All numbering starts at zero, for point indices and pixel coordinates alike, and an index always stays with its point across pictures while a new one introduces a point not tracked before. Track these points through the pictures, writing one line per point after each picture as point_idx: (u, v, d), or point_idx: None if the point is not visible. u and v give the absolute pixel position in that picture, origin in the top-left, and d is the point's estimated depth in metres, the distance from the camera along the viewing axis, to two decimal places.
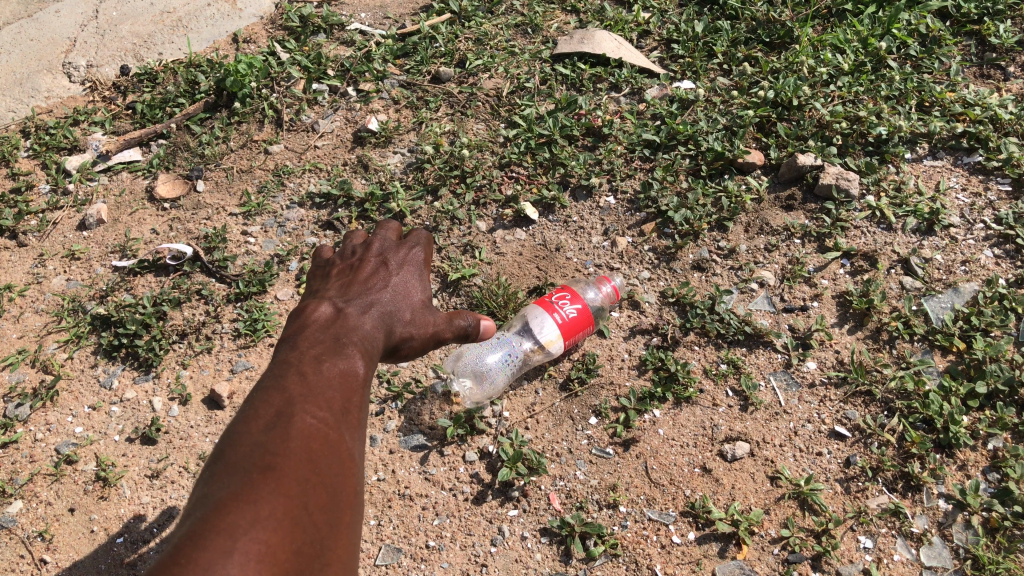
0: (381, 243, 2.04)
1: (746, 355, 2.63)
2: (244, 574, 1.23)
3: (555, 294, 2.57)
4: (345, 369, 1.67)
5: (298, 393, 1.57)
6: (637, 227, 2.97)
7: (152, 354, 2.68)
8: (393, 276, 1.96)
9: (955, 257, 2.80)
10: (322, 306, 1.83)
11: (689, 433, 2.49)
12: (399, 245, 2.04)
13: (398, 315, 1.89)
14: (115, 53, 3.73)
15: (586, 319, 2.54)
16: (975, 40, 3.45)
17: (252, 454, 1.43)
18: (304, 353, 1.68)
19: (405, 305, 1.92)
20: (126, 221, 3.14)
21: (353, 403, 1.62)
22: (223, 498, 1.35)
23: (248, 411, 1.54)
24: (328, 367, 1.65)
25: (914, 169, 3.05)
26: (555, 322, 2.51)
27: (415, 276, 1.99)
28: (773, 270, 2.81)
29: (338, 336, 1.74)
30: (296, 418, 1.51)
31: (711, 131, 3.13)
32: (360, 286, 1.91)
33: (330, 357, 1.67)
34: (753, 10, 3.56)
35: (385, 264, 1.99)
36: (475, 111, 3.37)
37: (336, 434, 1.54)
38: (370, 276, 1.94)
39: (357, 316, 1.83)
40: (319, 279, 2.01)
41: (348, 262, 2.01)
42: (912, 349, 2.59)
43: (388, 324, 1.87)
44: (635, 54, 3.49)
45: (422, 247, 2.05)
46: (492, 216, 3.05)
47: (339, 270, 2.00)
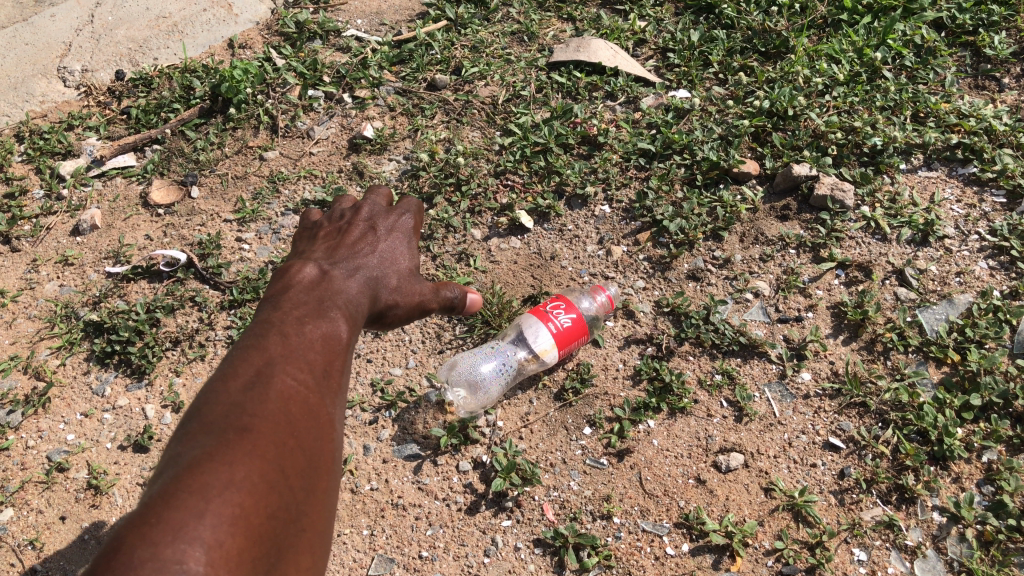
0: (370, 207, 2.03)
1: (740, 365, 2.62)
2: (216, 536, 1.22)
3: (549, 303, 2.57)
4: (327, 332, 1.66)
5: (278, 353, 1.56)
6: (632, 236, 2.97)
7: (145, 362, 2.67)
8: (380, 241, 1.95)
9: (950, 268, 2.81)
10: (308, 268, 1.82)
11: (683, 443, 2.48)
12: (389, 211, 2.03)
13: (385, 280, 1.89)
14: (109, 58, 3.71)
15: (580, 329, 2.54)
16: (970, 51, 3.46)
17: (228, 414, 1.42)
18: (286, 313, 1.67)
19: (393, 270, 1.91)
20: (120, 227, 3.13)
21: (334, 368, 1.62)
22: (196, 457, 1.34)
23: (226, 369, 1.53)
24: (310, 329, 1.64)
25: (909, 180, 3.06)
26: (550, 332, 2.50)
27: (404, 243, 1.99)
28: (767, 281, 2.82)
29: (322, 298, 1.74)
30: (275, 380, 1.50)
31: (706, 141, 3.13)
32: (347, 250, 1.90)
33: (313, 320, 1.67)
34: (749, 19, 3.57)
35: (374, 228, 1.98)
36: (470, 119, 3.38)
37: (315, 399, 1.54)
38: (357, 240, 1.93)
39: (343, 279, 1.82)
40: (306, 241, 2.00)
41: (337, 225, 1.99)
42: (907, 361, 2.60)
43: (374, 289, 1.86)
44: (631, 62, 3.49)
45: (412, 214, 2.04)
46: (487, 225, 3.04)
47: (327, 233, 1.98)
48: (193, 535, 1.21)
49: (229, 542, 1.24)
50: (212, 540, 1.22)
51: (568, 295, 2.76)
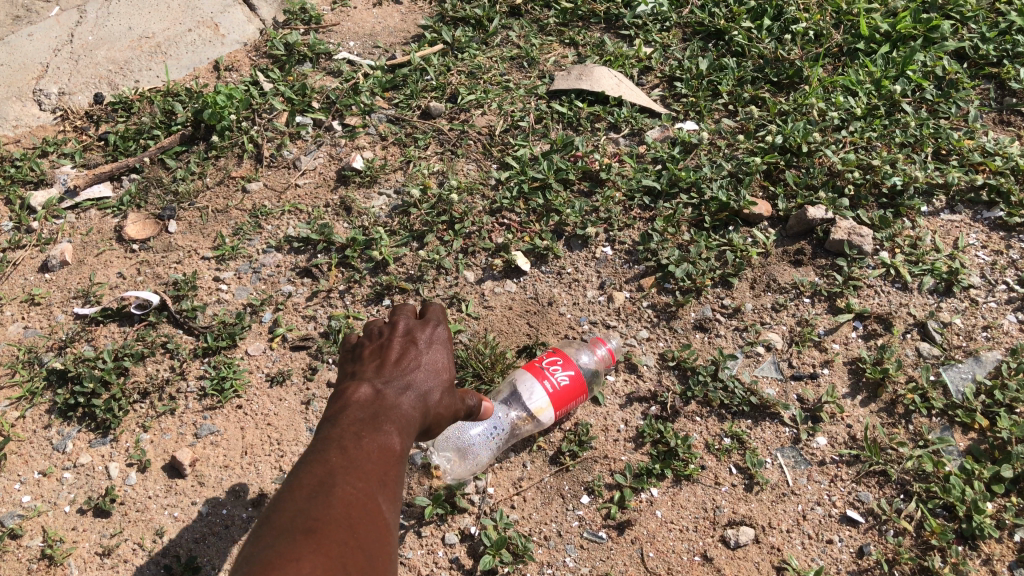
0: (403, 320, 1.80)
1: (751, 428, 2.45)
2: None
3: (544, 358, 2.38)
4: (386, 443, 1.56)
5: (339, 463, 1.49)
6: (636, 281, 2.78)
7: (110, 416, 2.48)
8: (426, 351, 1.75)
9: (976, 321, 2.62)
10: (359, 389, 1.66)
11: (689, 515, 2.30)
12: (422, 321, 1.81)
13: (436, 392, 1.71)
14: (88, 81, 3.54)
15: (579, 387, 2.36)
16: (994, 83, 3.28)
17: (294, 520, 1.38)
18: (343, 430, 1.56)
19: (440, 380, 1.73)
20: (92, 263, 2.95)
21: (394, 476, 1.53)
22: (266, 559, 1.30)
23: (292, 482, 1.48)
24: (368, 440, 1.54)
25: (931, 224, 2.87)
26: (546, 391, 2.32)
27: (446, 348, 1.78)
28: (780, 333, 2.63)
29: (377, 412, 1.61)
30: (337, 485, 1.45)
31: (715, 178, 2.95)
32: (395, 367, 1.70)
33: (369, 432, 1.56)
34: (760, 48, 3.38)
35: (414, 339, 1.77)
36: (466, 151, 3.19)
37: (375, 504, 1.46)
38: (401, 354, 1.74)
39: (395, 395, 1.65)
40: (347, 360, 1.79)
41: (375, 341, 1.77)
42: (930, 425, 2.42)
43: (429, 403, 1.69)
44: (636, 92, 3.31)
45: (444, 322, 1.81)
46: (482, 266, 2.84)
47: (368, 347, 1.78)
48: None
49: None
50: None
51: (566, 348, 2.58)
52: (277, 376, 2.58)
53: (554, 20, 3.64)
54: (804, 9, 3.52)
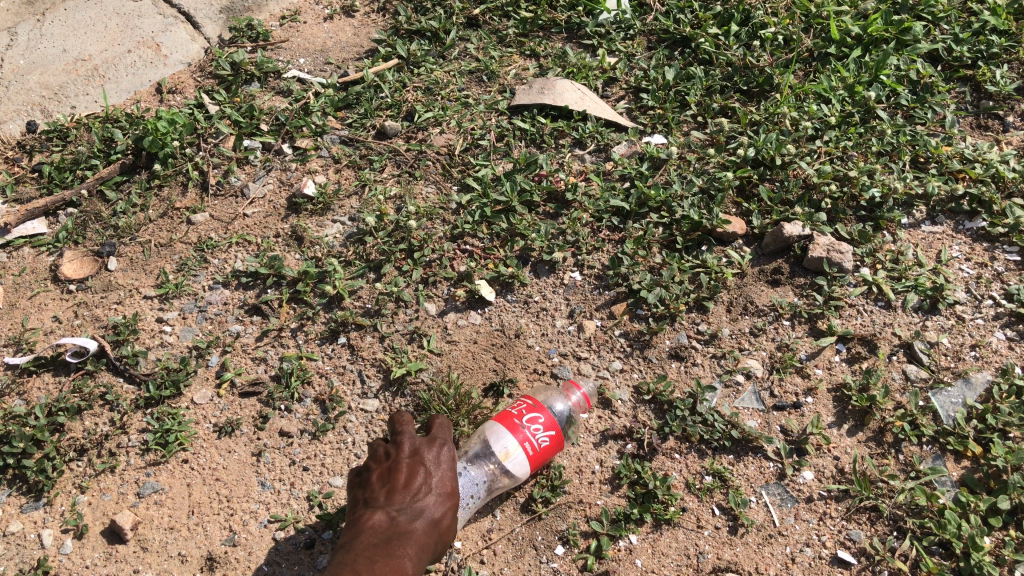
0: (413, 439, 2.01)
1: (733, 464, 2.31)
2: None
3: (521, 414, 2.18)
4: (397, 566, 1.78)
5: None
6: (607, 308, 2.63)
7: (43, 477, 2.31)
8: (434, 474, 1.96)
9: (963, 340, 2.50)
10: (372, 517, 1.88)
11: (671, 563, 2.18)
12: (431, 441, 2.02)
13: (442, 511, 1.92)
14: (19, 107, 3.32)
15: (557, 445, 2.19)
16: (970, 86, 3.17)
17: None
18: (359, 557, 1.78)
19: (447, 499, 1.94)
20: (24, 306, 2.75)
21: None
22: None
23: None
24: (381, 563, 1.76)
25: (912, 237, 2.75)
26: (527, 454, 2.14)
27: (451, 466, 2.00)
28: (760, 359, 2.49)
29: (391, 537, 1.84)
30: None
31: (686, 196, 2.80)
32: (405, 488, 1.92)
33: (384, 556, 1.79)
34: (728, 55, 3.25)
35: (422, 461, 1.97)
36: (424, 172, 3.02)
37: None
38: (411, 474, 1.94)
39: (408, 519, 1.87)
40: (357, 482, 2.01)
41: (385, 461, 1.99)
42: (921, 455, 2.29)
43: (437, 524, 1.91)
44: (600, 105, 3.15)
45: (449, 442, 2.02)
46: (443, 297, 2.67)
47: (377, 469, 1.97)
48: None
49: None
50: None
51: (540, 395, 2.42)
52: (225, 426, 2.41)
53: (513, 30, 3.48)
54: (772, 14, 3.39)
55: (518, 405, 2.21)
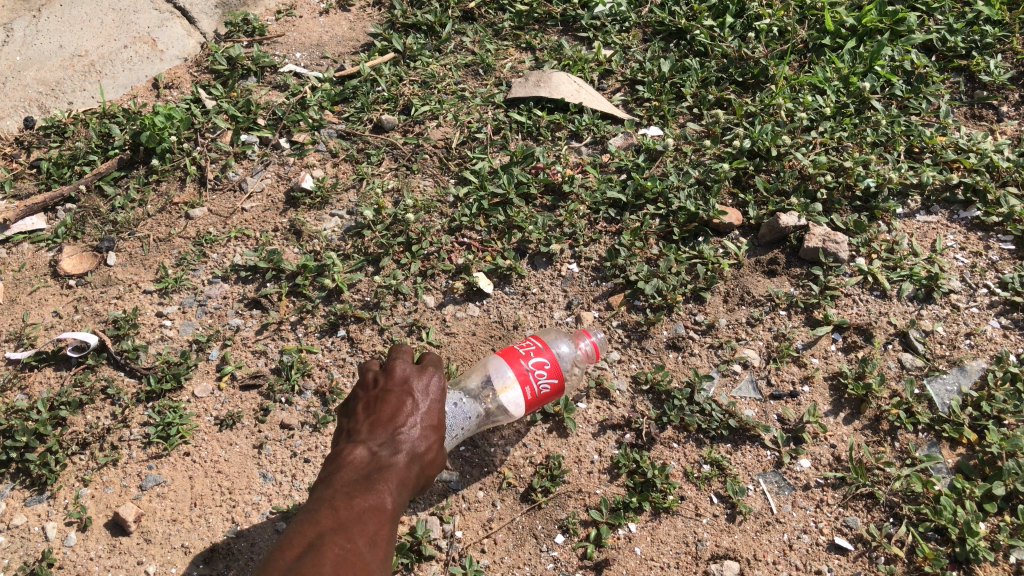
0: (403, 368, 1.91)
1: (731, 453, 2.33)
2: None
3: (528, 358, 2.09)
4: (375, 503, 1.66)
5: (329, 525, 1.60)
6: (604, 299, 2.64)
7: (46, 471, 2.33)
8: (421, 404, 1.84)
9: (958, 328, 2.52)
10: (355, 448, 1.77)
11: (670, 551, 2.20)
12: (421, 370, 1.91)
13: (428, 443, 1.81)
14: (17, 104, 3.33)
15: (557, 390, 2.13)
16: (964, 76, 3.18)
17: None
18: (335, 492, 1.68)
19: (434, 432, 1.83)
20: (25, 302, 2.76)
21: (382, 538, 1.63)
22: None
23: (283, 542, 1.59)
24: (359, 500, 1.66)
25: (907, 227, 2.77)
26: (526, 400, 2.09)
27: (441, 398, 1.88)
28: (757, 349, 2.51)
29: (370, 472, 1.72)
30: (325, 547, 1.55)
31: (682, 187, 2.82)
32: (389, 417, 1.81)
33: (361, 491, 1.68)
34: (723, 46, 3.26)
35: (410, 389, 1.86)
36: (421, 165, 3.03)
37: (363, 563, 1.55)
38: (397, 404, 1.83)
39: (390, 451, 1.76)
40: (345, 414, 1.92)
41: (372, 392, 1.89)
42: (917, 442, 2.32)
43: (420, 457, 1.79)
44: (597, 97, 3.16)
45: (440, 372, 1.91)
46: (442, 290, 2.69)
47: (364, 400, 1.88)
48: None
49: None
50: None
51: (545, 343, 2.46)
52: (227, 419, 2.43)
53: (509, 23, 3.49)
54: (767, 5, 3.40)
55: (527, 345, 2.13)
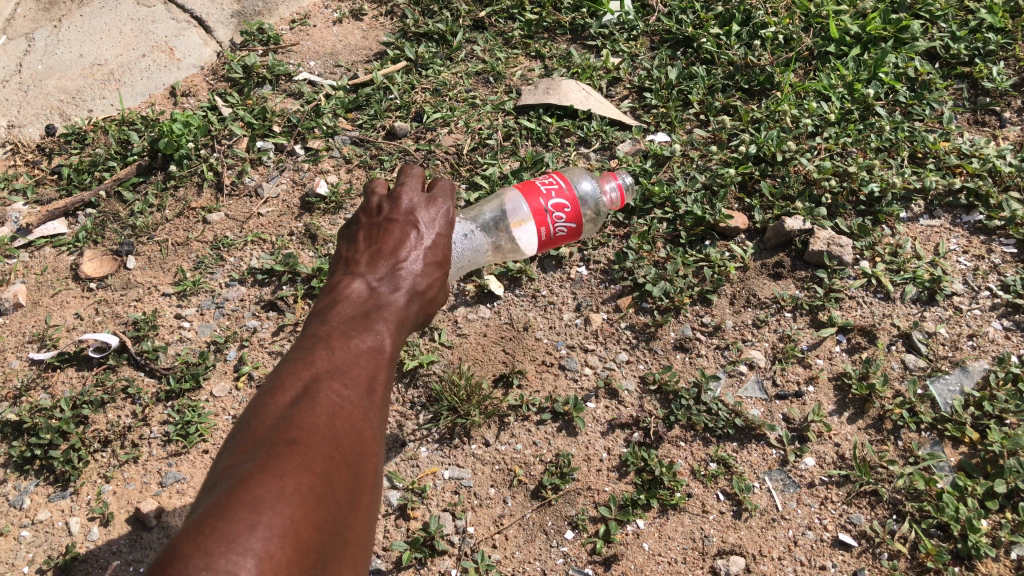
0: (408, 200, 1.94)
1: (737, 452, 2.38)
2: (267, 549, 1.25)
3: (548, 199, 2.22)
4: (373, 347, 1.64)
5: (325, 369, 1.56)
6: (613, 301, 2.70)
7: (70, 468, 2.40)
8: (424, 240, 1.88)
9: (960, 330, 2.57)
10: (354, 279, 1.79)
11: (677, 546, 2.25)
12: (425, 208, 1.93)
13: (429, 280, 1.84)
14: (38, 112, 3.41)
15: (573, 235, 2.27)
16: (967, 83, 3.23)
17: (275, 426, 1.45)
18: (333, 326, 1.66)
19: (437, 267, 1.86)
20: (47, 304, 2.84)
21: (379, 383, 1.61)
22: (249, 470, 1.36)
23: (274, 383, 1.55)
24: (356, 342, 1.63)
25: (910, 230, 2.81)
26: (541, 240, 2.23)
27: (445, 232, 1.92)
28: (763, 350, 2.56)
29: (369, 309, 1.72)
30: (321, 394, 1.51)
31: (689, 192, 2.88)
32: (390, 255, 1.82)
33: (360, 327, 1.67)
34: (730, 54, 3.31)
35: (414, 226, 1.89)
36: (433, 171, 3.09)
37: (360, 414, 1.53)
38: (399, 243, 1.85)
39: (389, 290, 1.77)
40: (346, 241, 1.95)
41: (374, 229, 1.90)
42: (920, 441, 2.36)
43: (421, 294, 1.82)
44: (605, 104, 3.22)
45: (447, 211, 1.94)
46: (453, 292, 2.75)
47: (367, 230, 1.92)
48: (245, 546, 1.23)
49: (279, 557, 1.25)
50: (263, 553, 1.24)
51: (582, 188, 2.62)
52: None
53: (519, 32, 3.54)
54: (773, 14, 3.45)
55: (549, 185, 2.24)
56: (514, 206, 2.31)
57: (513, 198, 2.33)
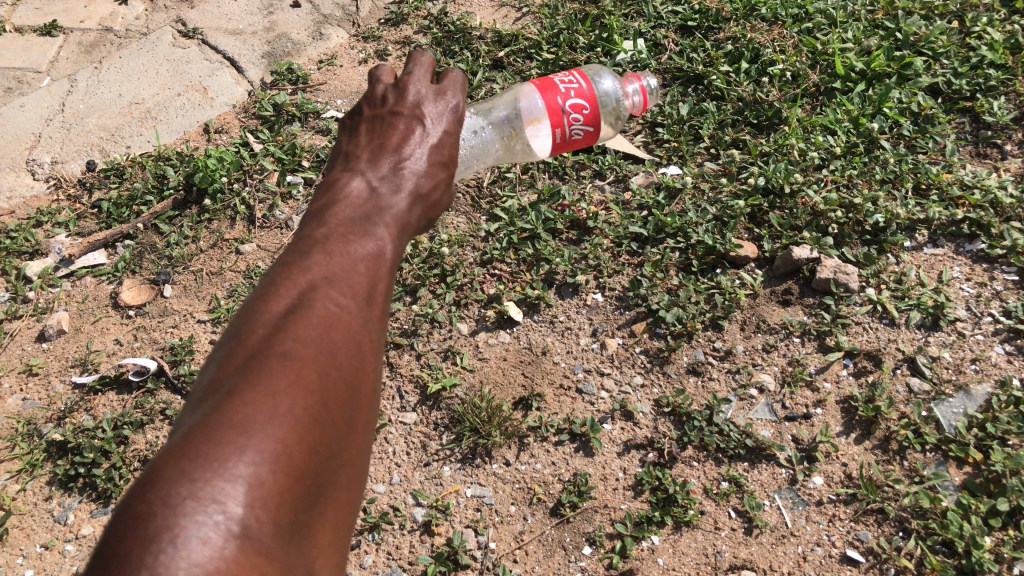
0: (416, 92, 1.85)
1: (748, 471, 2.48)
2: (257, 473, 1.20)
3: (567, 98, 2.11)
4: (373, 253, 1.59)
5: (321, 275, 1.50)
6: (627, 327, 2.81)
7: (112, 485, 2.53)
8: (431, 137, 1.79)
9: (964, 354, 2.66)
10: (354, 177, 1.72)
11: (690, 561, 2.34)
12: (432, 102, 1.84)
13: (434, 182, 1.77)
14: (80, 148, 3.59)
15: (590, 139, 2.18)
16: (969, 117, 3.35)
17: (268, 336, 1.39)
18: (331, 229, 1.60)
19: (442, 168, 1.79)
20: (88, 331, 2.99)
21: (378, 292, 1.56)
22: (239, 384, 1.30)
23: (267, 287, 1.49)
24: (355, 247, 1.57)
25: (914, 259, 2.92)
26: (556, 141, 2.14)
27: (451, 128, 1.83)
28: (772, 374, 2.66)
29: (369, 213, 1.66)
30: (317, 302, 1.45)
31: (701, 222, 3.00)
32: (392, 153, 1.75)
33: (360, 231, 1.61)
34: (739, 90, 3.45)
35: (420, 121, 1.80)
36: (455, 204, 3.22)
37: (358, 327, 1.48)
38: (403, 141, 1.77)
39: (391, 193, 1.71)
40: (349, 133, 1.87)
41: (379, 123, 1.82)
42: (925, 461, 2.45)
43: (424, 197, 1.75)
44: (619, 139, 3.35)
45: (456, 105, 1.86)
46: (474, 318, 2.88)
47: (369, 123, 1.84)
48: (233, 471, 1.18)
49: (270, 482, 1.21)
50: (252, 479, 1.19)
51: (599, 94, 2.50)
52: None
53: (536, 71, 3.69)
54: (781, 51, 3.59)
55: (569, 82, 2.13)
56: (532, 102, 2.21)
57: (531, 91, 2.22)
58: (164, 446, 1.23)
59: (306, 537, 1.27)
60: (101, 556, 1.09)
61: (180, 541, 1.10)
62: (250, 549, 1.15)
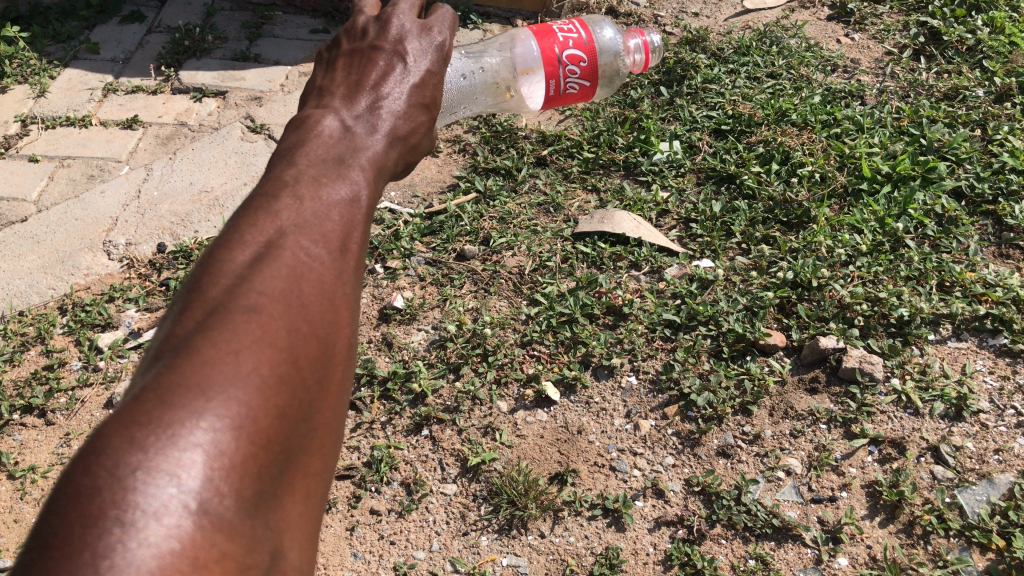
0: (397, 28, 1.87)
1: (774, 550, 2.57)
2: (217, 440, 1.14)
3: (564, 49, 2.48)
4: (348, 199, 1.54)
5: (291, 222, 1.45)
6: (660, 409, 2.94)
7: None
8: (409, 78, 1.80)
9: (987, 445, 2.75)
10: (328, 113, 1.69)
11: None
12: (412, 39, 1.86)
13: (413, 124, 1.77)
14: (152, 232, 3.88)
15: (583, 94, 2.57)
16: (992, 219, 3.49)
17: (232, 286, 1.33)
18: (303, 170, 1.56)
19: (422, 110, 1.80)
20: None
21: (353, 241, 1.51)
22: (196, 341, 1.23)
23: (231, 233, 1.43)
24: (329, 193, 1.53)
25: (938, 351, 3.03)
26: (552, 91, 2.52)
27: (432, 68, 1.86)
28: (799, 458, 2.77)
29: (345, 156, 1.62)
30: (285, 253, 1.40)
31: (732, 312, 3.15)
32: (370, 93, 1.75)
33: (333, 176, 1.57)
34: (769, 190, 3.64)
35: (399, 59, 1.81)
36: (498, 289, 3.41)
37: (331, 278, 1.43)
38: (380, 82, 1.77)
39: (367, 132, 1.69)
40: (324, 69, 1.85)
41: (356, 61, 1.81)
42: (949, 546, 2.53)
43: (402, 140, 1.75)
44: (654, 233, 3.54)
45: (437, 47, 1.89)
46: (514, 396, 3.03)
47: (347, 59, 1.84)
48: (191, 439, 1.13)
49: (232, 451, 1.15)
50: (212, 446, 1.14)
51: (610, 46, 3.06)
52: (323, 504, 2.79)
53: (577, 168, 3.92)
54: (810, 154, 3.79)
55: (567, 34, 2.50)
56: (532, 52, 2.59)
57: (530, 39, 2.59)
58: (114, 409, 1.17)
59: (276, 506, 1.21)
60: (43, 537, 1.03)
61: (130, 520, 1.04)
62: (211, 525, 1.10)
